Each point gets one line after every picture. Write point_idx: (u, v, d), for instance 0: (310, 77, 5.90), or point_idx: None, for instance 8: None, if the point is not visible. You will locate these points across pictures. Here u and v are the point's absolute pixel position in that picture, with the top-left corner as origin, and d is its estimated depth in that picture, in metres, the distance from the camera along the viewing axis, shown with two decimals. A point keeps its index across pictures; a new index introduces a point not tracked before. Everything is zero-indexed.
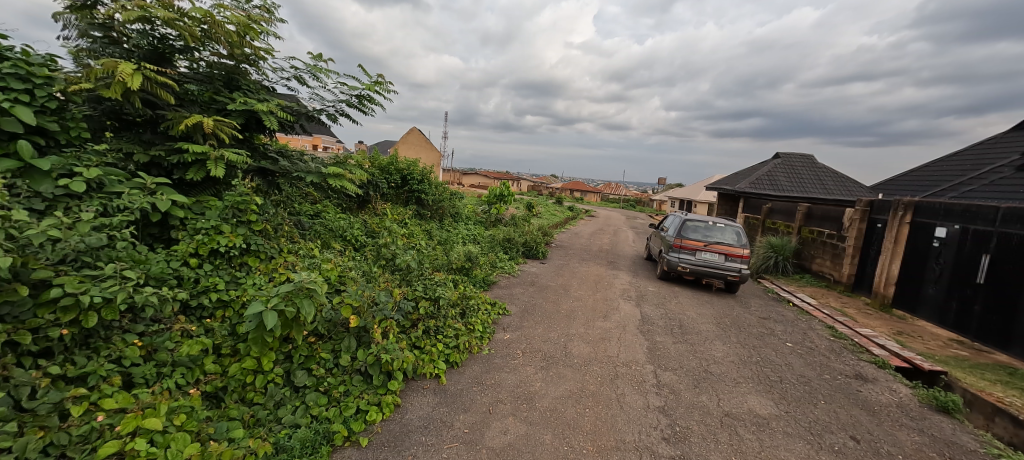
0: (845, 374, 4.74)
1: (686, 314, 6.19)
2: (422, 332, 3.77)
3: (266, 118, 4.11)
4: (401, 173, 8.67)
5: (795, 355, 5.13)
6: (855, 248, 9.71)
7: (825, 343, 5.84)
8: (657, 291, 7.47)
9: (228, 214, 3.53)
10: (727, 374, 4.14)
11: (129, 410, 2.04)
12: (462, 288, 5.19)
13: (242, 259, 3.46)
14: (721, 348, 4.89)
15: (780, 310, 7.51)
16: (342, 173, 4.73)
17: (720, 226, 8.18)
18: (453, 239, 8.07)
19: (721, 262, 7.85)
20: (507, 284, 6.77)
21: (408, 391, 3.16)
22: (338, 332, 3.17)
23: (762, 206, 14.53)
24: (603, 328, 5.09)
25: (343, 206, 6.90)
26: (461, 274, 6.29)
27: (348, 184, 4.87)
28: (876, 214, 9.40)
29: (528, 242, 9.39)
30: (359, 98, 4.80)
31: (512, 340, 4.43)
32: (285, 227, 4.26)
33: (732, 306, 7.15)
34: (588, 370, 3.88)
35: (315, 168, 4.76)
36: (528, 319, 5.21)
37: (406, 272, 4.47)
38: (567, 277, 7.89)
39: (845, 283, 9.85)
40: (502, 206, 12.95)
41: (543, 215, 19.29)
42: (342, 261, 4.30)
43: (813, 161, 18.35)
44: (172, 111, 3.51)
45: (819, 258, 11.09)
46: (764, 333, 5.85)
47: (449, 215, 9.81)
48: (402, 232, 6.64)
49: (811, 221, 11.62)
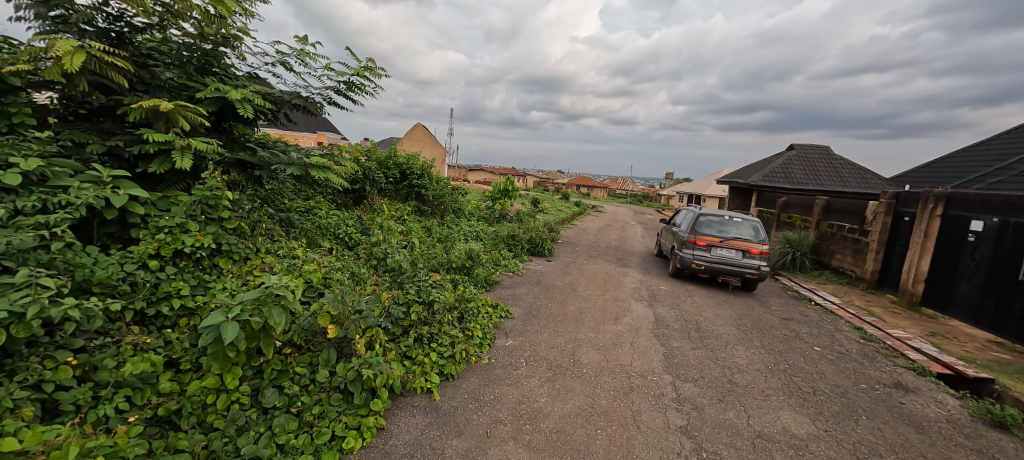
0: (883, 383, 4.29)
1: (704, 316, 5.74)
2: (413, 341, 3.38)
3: (240, 106, 3.78)
4: (400, 168, 8.21)
5: (824, 361, 4.68)
6: (880, 243, 9.16)
7: (856, 347, 5.37)
8: (670, 290, 7.03)
9: (196, 210, 3.14)
10: (753, 386, 3.72)
11: (32, 453, 1.66)
12: (462, 290, 4.82)
13: (213, 260, 3.13)
14: (745, 355, 4.45)
15: (803, 310, 7.02)
16: (328, 163, 4.32)
17: (736, 221, 7.75)
18: (454, 236, 7.69)
19: (738, 260, 7.38)
20: (511, 284, 6.37)
21: (394, 411, 2.77)
22: (317, 342, 2.84)
23: (778, 199, 13.96)
24: (614, 333, 4.69)
25: (337, 204, 6.54)
26: (461, 273, 5.91)
27: (336, 176, 4.50)
28: (904, 207, 8.85)
29: (534, 238, 8.98)
30: (347, 84, 4.38)
31: (515, 347, 4.04)
32: (265, 225, 3.84)
33: (750, 306, 6.69)
34: (600, 381, 3.49)
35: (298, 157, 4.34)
36: (533, 323, 4.82)
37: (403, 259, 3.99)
38: (574, 276, 7.47)
39: (868, 280, 9.33)
40: (507, 202, 12.50)
41: (550, 211, 18.83)
42: (328, 262, 3.92)
43: (829, 152, 17.69)
44: (130, 97, 3.18)
45: (839, 253, 10.55)
46: (788, 336, 5.40)
47: (451, 211, 9.42)
48: (398, 229, 6.24)
49: (831, 215, 11.09)
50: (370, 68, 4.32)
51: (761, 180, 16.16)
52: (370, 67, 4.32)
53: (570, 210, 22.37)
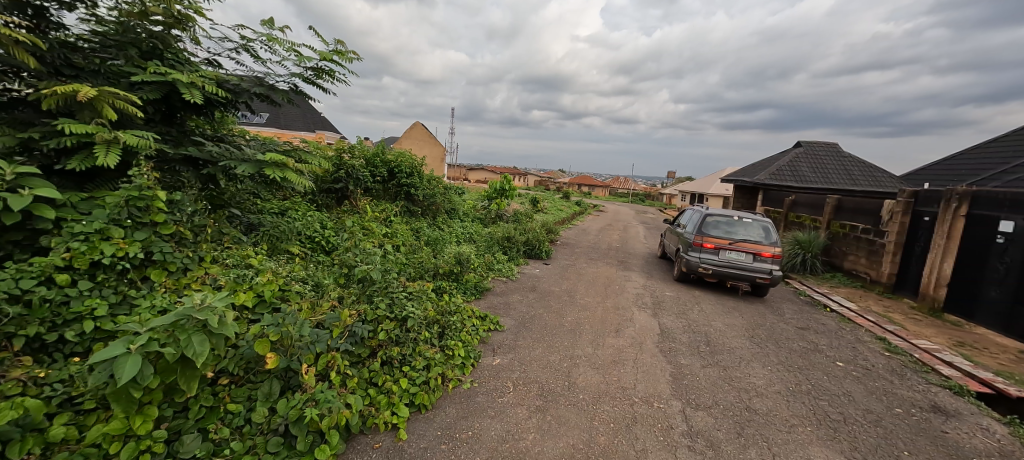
0: (919, 406, 3.80)
1: (714, 327, 5.25)
2: (381, 364, 2.91)
3: (187, 92, 3.33)
4: (388, 166, 7.72)
5: (850, 379, 4.20)
6: (897, 245, 8.65)
7: (882, 361, 4.88)
8: (676, 296, 6.54)
9: (122, 213, 2.65)
10: (774, 413, 3.24)
11: None
12: (446, 300, 4.35)
13: (143, 272, 2.67)
14: (762, 374, 3.97)
15: (819, 317, 6.52)
16: (285, 159, 3.42)
17: (746, 222, 7.27)
18: (444, 239, 7.21)
19: (749, 263, 6.89)
20: (504, 291, 5.89)
21: (348, 456, 2.30)
22: (259, 372, 2.40)
23: (786, 198, 13.43)
24: (615, 348, 4.22)
25: (315, 205, 6.05)
26: (449, 280, 5.44)
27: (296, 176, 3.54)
28: (923, 206, 8.34)
29: (530, 240, 8.50)
30: (314, 70, 3.93)
31: (503, 366, 3.57)
32: (216, 231, 3.37)
33: (762, 313, 6.20)
34: (597, 411, 3.01)
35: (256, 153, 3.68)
36: (525, 336, 4.34)
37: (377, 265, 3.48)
38: (573, 280, 6.99)
39: (884, 283, 8.82)
40: (504, 201, 11.99)
41: (549, 211, 18.30)
42: (289, 271, 3.43)
43: (838, 150, 17.13)
44: (47, 82, 2.75)
45: (852, 255, 10.04)
46: (807, 350, 4.91)
47: (443, 211, 8.94)
48: (380, 232, 5.77)
49: (843, 214, 10.58)
50: (338, 51, 4.00)
51: (767, 179, 15.62)
52: (340, 51, 3.99)
53: (571, 210, 21.86)
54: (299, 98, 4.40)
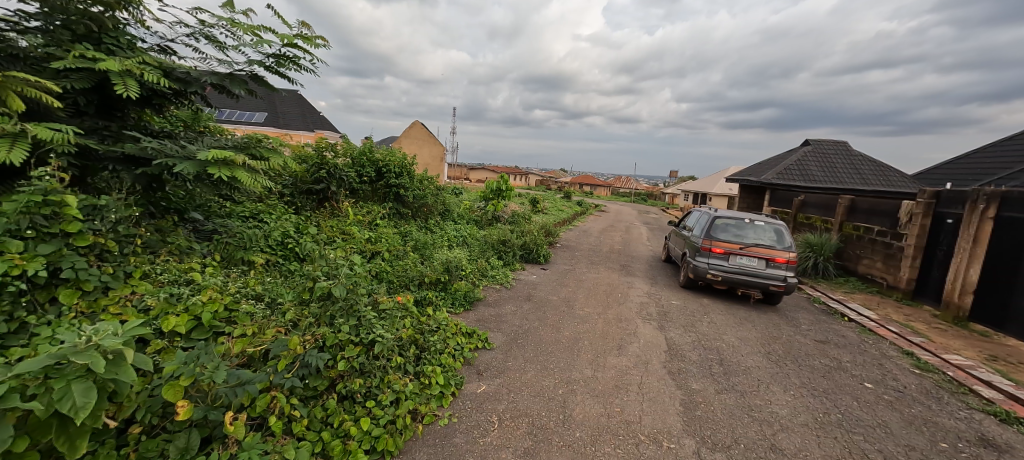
0: (965, 439, 3.32)
1: (727, 341, 4.77)
2: (337, 401, 2.45)
3: (121, 81, 2.87)
4: (376, 165, 7.26)
5: (883, 405, 3.72)
6: (917, 249, 8.13)
7: (914, 382, 4.40)
8: (683, 306, 6.05)
9: (23, 222, 2.18)
10: (805, 454, 2.77)
11: None
12: (428, 317, 3.90)
13: (50, 293, 2.22)
14: (785, 401, 3.49)
15: (838, 328, 6.03)
16: (234, 156, 2.98)
17: (757, 225, 6.78)
18: (435, 244, 6.75)
19: (762, 269, 6.40)
20: (496, 301, 5.42)
21: None
22: (176, 422, 1.94)
23: (795, 198, 12.91)
24: (618, 369, 3.75)
25: (292, 208, 5.60)
26: (435, 290, 4.98)
27: (262, 178, 3.21)
28: (946, 208, 7.83)
29: (527, 243, 8.02)
30: (275, 57, 3.47)
31: (488, 395, 3.10)
32: (153, 242, 2.93)
33: (777, 325, 5.72)
34: (596, 454, 2.54)
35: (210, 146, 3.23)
36: (518, 355, 3.89)
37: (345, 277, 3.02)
38: (572, 288, 6.51)
39: (903, 289, 8.32)
40: (501, 202, 11.51)
41: (550, 211, 17.83)
42: (239, 287, 2.99)
43: (847, 148, 16.58)
44: None
45: (867, 259, 9.54)
46: (830, 368, 4.43)
47: (436, 213, 8.48)
48: (362, 238, 5.31)
49: (857, 216, 10.07)
50: (303, 34, 3.58)
51: (774, 178, 15.07)
52: (304, 35, 3.57)
53: (573, 210, 21.39)
54: (262, 89, 3.95)
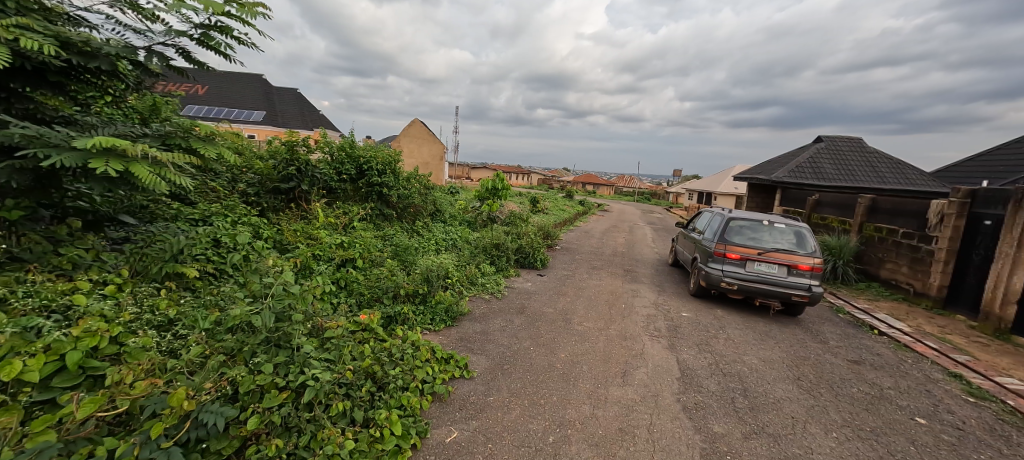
0: None
1: (749, 364, 4.10)
2: None
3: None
4: (357, 162, 6.64)
5: (945, 450, 3.05)
6: (949, 252, 7.43)
7: (971, 415, 3.72)
8: (694, 318, 5.40)
9: None
10: None
11: None
12: (394, 341, 3.27)
13: None
14: (828, 448, 2.83)
15: (871, 345, 5.34)
16: (127, 145, 2.22)
17: (776, 227, 6.10)
18: (419, 249, 6.12)
19: (782, 277, 5.73)
20: (484, 315, 4.80)
21: None
22: None
23: (809, 198, 12.19)
24: (621, 404, 3.12)
25: (255, 210, 4.99)
26: (412, 305, 4.35)
27: (172, 175, 2.44)
28: (983, 208, 7.13)
29: (522, 247, 7.38)
30: (202, 27, 2.82)
31: (459, 447, 2.44)
32: (27, 259, 2.35)
33: (802, 341, 5.05)
34: None
35: (114, 133, 2.63)
36: (504, 385, 3.25)
37: (274, 302, 2.37)
38: (570, 298, 5.86)
39: (934, 297, 7.60)
40: (498, 202, 10.85)
41: (551, 211, 17.16)
42: (142, 312, 2.37)
43: (862, 145, 15.79)
44: None
45: (891, 263, 8.82)
46: (872, 399, 3.76)
47: (425, 214, 7.84)
48: (332, 243, 4.69)
49: (879, 217, 9.35)
50: (238, 1, 2.97)
51: (786, 176, 14.30)
52: (240, 3, 2.95)
53: (575, 210, 20.70)
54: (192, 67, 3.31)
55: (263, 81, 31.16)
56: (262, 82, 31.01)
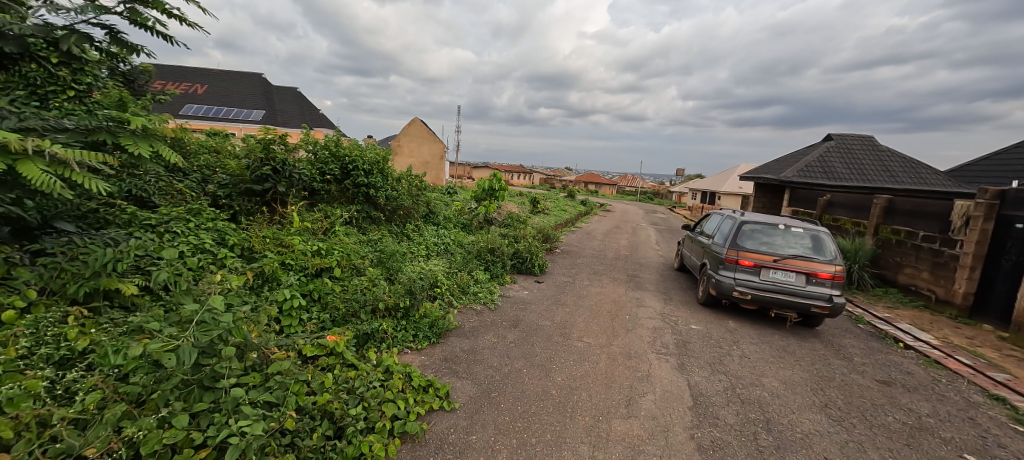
0: None
1: (769, 389, 3.64)
2: None
3: None
4: (341, 162, 6.22)
5: None
6: (976, 257, 6.95)
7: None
8: (705, 332, 4.94)
9: None
10: None
11: None
12: (364, 368, 2.84)
13: None
14: None
15: (898, 361, 4.88)
16: (14, 139, 1.83)
17: (792, 231, 5.63)
18: (407, 254, 5.70)
19: (800, 286, 5.27)
20: (474, 329, 4.38)
21: None
22: None
23: (820, 198, 11.68)
24: (624, 442, 2.68)
25: (224, 214, 4.57)
26: (392, 320, 3.92)
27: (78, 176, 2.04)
28: (1013, 209, 6.64)
29: (519, 252, 6.95)
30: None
31: None
32: None
33: (824, 358, 4.59)
34: None
35: (14, 126, 2.17)
36: (490, 418, 2.81)
37: (199, 334, 1.93)
38: (569, 308, 5.42)
39: (959, 305, 7.12)
40: (496, 203, 10.41)
41: (552, 212, 16.69)
42: (39, 348, 1.93)
43: (873, 143, 15.27)
44: None
45: (910, 268, 8.33)
46: (911, 430, 3.30)
47: (416, 217, 7.42)
48: (306, 250, 4.27)
49: (896, 219, 8.86)
50: None
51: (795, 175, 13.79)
52: None
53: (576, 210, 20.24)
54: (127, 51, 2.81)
55: (262, 80, 30.91)
56: (261, 81, 30.74)
